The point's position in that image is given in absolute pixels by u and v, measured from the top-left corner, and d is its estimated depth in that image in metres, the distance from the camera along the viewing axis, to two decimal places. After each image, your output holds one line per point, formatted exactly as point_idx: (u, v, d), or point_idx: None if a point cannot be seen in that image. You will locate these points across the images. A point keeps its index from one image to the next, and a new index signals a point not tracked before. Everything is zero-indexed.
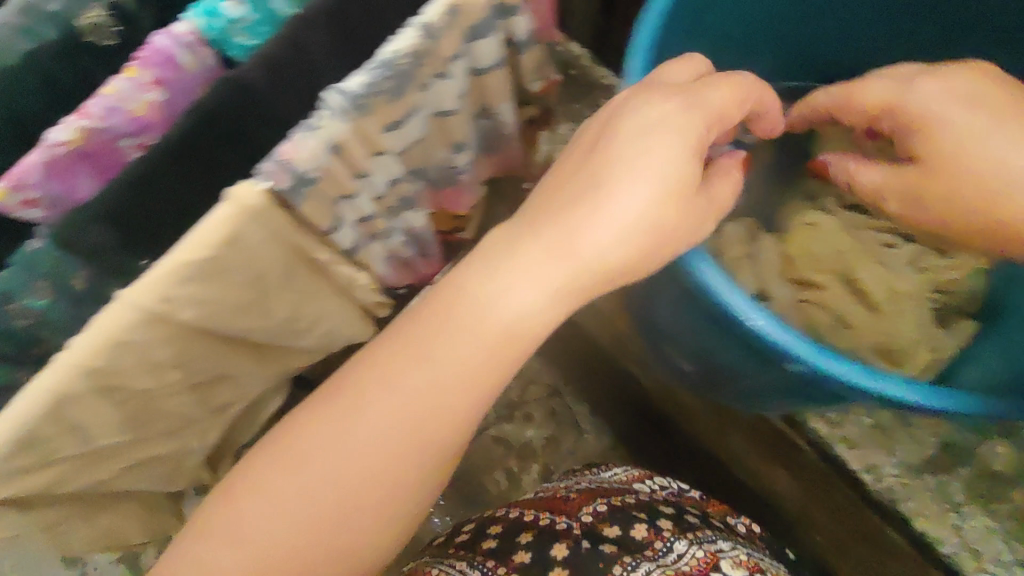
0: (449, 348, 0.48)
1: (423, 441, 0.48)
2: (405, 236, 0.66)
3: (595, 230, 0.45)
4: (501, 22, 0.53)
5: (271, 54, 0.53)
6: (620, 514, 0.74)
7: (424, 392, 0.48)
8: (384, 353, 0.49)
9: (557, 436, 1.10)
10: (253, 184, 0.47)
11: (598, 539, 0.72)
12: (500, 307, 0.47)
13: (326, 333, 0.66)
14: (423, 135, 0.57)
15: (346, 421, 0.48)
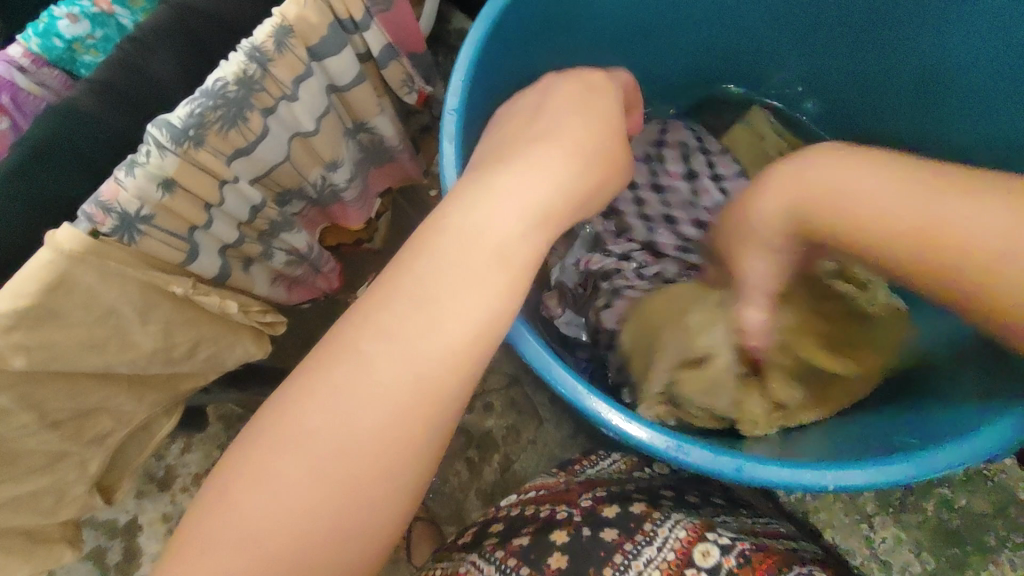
0: (364, 385, 0.37)
1: (370, 486, 0.36)
2: (289, 255, 0.65)
3: (460, 302, 0.39)
4: (348, 39, 0.52)
5: (111, 59, 0.50)
6: (618, 497, 0.64)
7: (357, 430, 0.36)
8: (300, 391, 0.37)
9: (518, 425, 1.00)
10: (74, 227, 0.45)
11: (597, 523, 0.61)
12: (426, 320, 0.38)
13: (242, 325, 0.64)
14: (286, 157, 0.56)
15: (264, 485, 0.35)
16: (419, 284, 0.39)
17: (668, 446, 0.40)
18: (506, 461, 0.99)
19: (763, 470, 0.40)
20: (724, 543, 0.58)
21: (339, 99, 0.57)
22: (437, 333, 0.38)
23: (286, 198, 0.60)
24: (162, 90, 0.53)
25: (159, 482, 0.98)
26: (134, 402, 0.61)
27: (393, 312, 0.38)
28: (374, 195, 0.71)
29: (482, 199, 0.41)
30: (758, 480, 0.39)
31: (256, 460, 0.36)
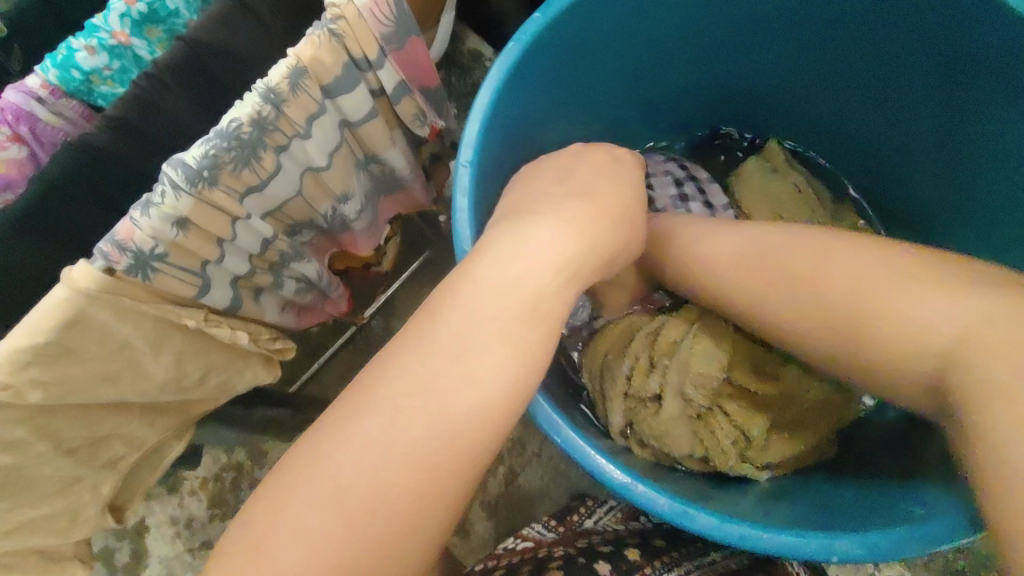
0: (397, 436, 0.34)
1: (394, 545, 0.34)
2: (299, 283, 0.66)
3: (489, 356, 0.37)
4: (362, 76, 0.52)
5: (131, 97, 0.50)
6: (615, 541, 0.67)
7: (388, 482, 0.34)
8: (330, 438, 0.35)
9: (523, 438, 0.99)
10: (89, 264, 0.46)
11: (593, 556, 0.63)
12: (453, 367, 0.36)
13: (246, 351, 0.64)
14: (297, 192, 0.56)
15: (294, 536, 0.33)
16: (449, 334, 0.37)
17: (675, 510, 0.44)
18: (510, 473, 0.99)
19: (772, 538, 0.43)
20: None
21: (352, 134, 0.58)
22: (469, 386, 0.36)
23: (296, 229, 0.61)
24: (176, 124, 0.54)
25: (167, 488, 0.99)
26: (146, 427, 0.62)
27: (425, 361, 0.36)
28: (384, 223, 0.71)
29: (500, 252, 0.40)
30: (768, 548, 0.43)
31: (284, 508, 0.33)
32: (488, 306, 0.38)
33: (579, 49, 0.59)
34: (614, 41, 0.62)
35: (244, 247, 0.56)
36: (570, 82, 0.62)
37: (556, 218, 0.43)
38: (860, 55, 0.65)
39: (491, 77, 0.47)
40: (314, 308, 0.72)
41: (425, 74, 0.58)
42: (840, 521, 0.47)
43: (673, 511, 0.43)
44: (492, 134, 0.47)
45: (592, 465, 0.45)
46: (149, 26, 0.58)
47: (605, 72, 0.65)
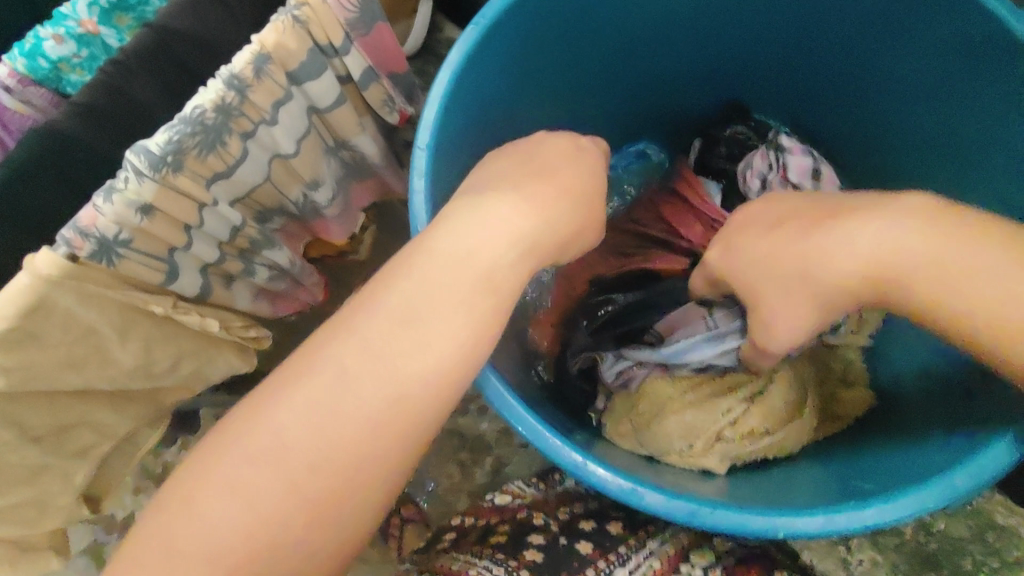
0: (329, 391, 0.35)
1: (340, 511, 0.35)
2: (271, 269, 0.66)
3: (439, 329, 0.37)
4: (328, 62, 0.52)
5: (96, 84, 0.50)
6: (595, 513, 0.66)
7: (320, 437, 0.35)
8: (280, 409, 0.35)
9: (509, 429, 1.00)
10: (53, 252, 0.45)
11: (574, 533, 0.62)
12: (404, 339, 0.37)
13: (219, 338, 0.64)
14: (266, 178, 0.56)
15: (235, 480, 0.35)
16: (399, 306, 0.37)
17: (623, 489, 0.37)
18: (498, 463, 0.99)
19: (721, 515, 0.36)
20: None
21: (321, 120, 0.58)
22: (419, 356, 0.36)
23: (266, 216, 0.61)
24: (143, 112, 0.53)
25: None
26: (116, 415, 0.62)
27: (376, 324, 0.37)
28: (357, 210, 0.72)
29: (451, 235, 0.40)
30: (719, 526, 0.36)
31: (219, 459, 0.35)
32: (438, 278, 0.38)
33: (573, 40, 0.54)
34: (613, 38, 0.56)
35: (213, 234, 0.56)
36: (564, 77, 0.57)
37: (511, 201, 0.43)
38: (812, 41, 0.57)
39: (450, 59, 0.44)
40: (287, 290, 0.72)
41: (391, 58, 0.58)
42: (797, 491, 0.44)
43: (621, 491, 0.37)
44: (451, 117, 0.45)
45: (537, 438, 0.39)
46: (118, 14, 0.57)
47: (600, 72, 0.59)
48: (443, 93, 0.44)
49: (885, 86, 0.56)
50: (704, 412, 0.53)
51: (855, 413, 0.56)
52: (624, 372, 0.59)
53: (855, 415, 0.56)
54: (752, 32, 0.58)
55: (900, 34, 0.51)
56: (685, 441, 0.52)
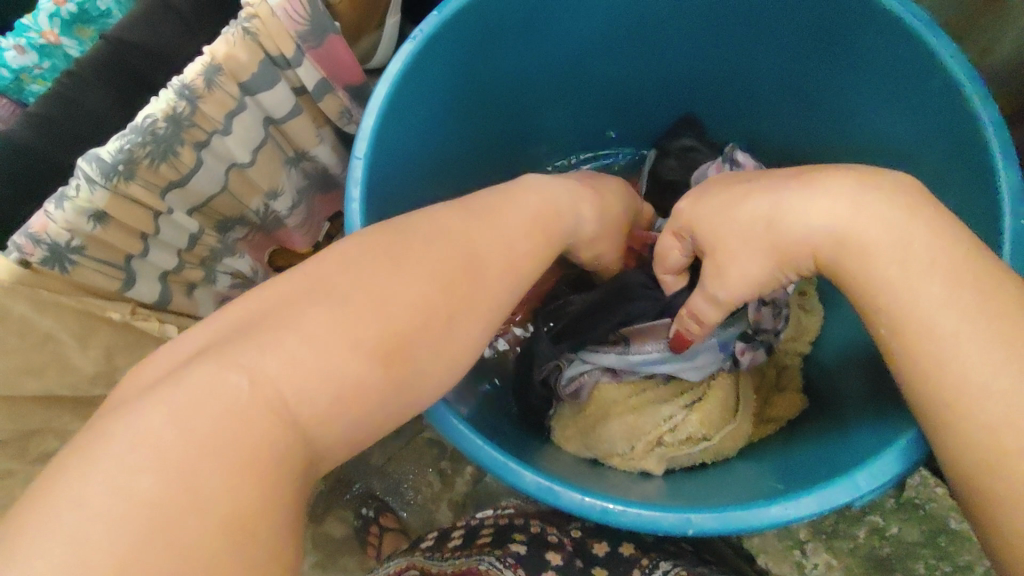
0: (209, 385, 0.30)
1: None
2: (235, 278, 0.67)
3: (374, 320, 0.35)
4: (281, 74, 0.54)
5: (53, 96, 0.52)
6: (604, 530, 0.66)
7: (188, 432, 0.28)
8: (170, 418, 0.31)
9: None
10: (6, 258, 0.47)
11: (585, 559, 0.62)
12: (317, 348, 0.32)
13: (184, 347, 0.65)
14: (222, 187, 0.57)
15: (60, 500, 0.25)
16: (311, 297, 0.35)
17: (542, 488, 0.38)
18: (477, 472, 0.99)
19: (633, 511, 0.37)
20: None
21: (278, 130, 0.59)
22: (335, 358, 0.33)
23: (228, 225, 0.62)
24: (102, 123, 0.55)
25: None
26: (80, 421, 0.63)
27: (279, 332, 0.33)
28: (321, 219, 0.73)
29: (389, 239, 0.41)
30: (631, 524, 0.37)
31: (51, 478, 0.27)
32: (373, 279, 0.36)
33: (516, 52, 0.57)
34: (558, 47, 0.59)
35: (171, 242, 0.57)
36: (510, 83, 0.60)
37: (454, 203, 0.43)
38: (755, 53, 0.59)
39: (388, 72, 0.47)
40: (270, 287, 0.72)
41: (345, 68, 0.59)
42: (723, 490, 0.45)
43: (539, 490, 0.38)
44: (389, 128, 0.49)
45: (467, 440, 0.39)
46: (79, 26, 0.59)
47: (549, 79, 0.63)
48: (379, 106, 0.47)
49: (821, 99, 0.59)
50: (645, 418, 0.55)
51: (787, 416, 0.58)
52: (577, 378, 0.59)
53: (787, 418, 0.57)
54: (698, 45, 0.60)
55: (834, 49, 0.53)
56: (627, 444, 0.54)
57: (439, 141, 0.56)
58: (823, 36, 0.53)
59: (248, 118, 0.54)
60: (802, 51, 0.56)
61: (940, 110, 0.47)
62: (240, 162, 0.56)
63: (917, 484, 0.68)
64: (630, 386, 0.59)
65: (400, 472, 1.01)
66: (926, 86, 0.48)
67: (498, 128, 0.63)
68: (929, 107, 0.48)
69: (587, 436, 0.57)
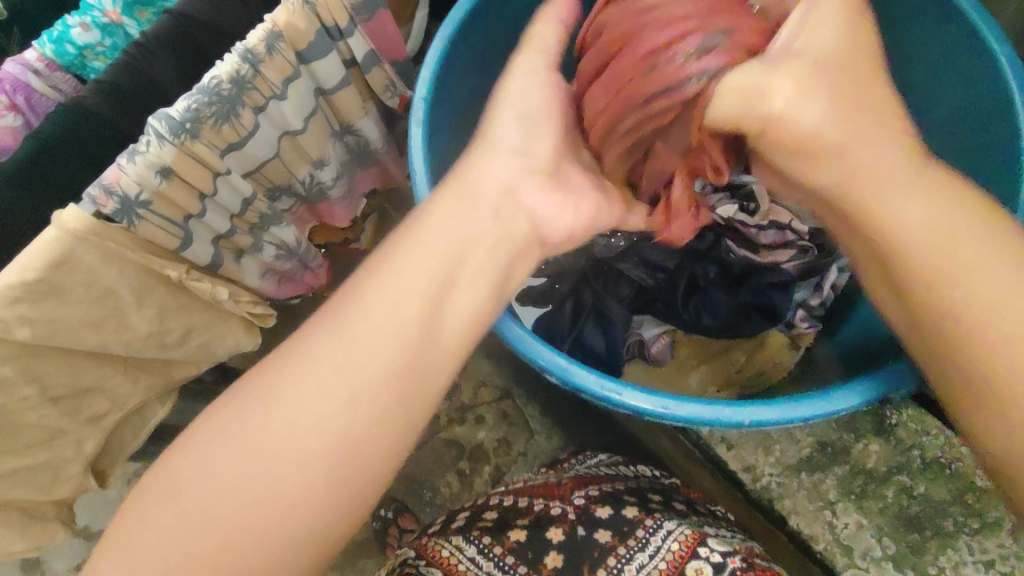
0: (289, 399, 0.39)
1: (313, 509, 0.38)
2: (279, 248, 0.70)
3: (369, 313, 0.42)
4: (334, 45, 0.57)
5: (122, 66, 0.55)
6: (610, 496, 0.69)
7: (257, 450, 0.38)
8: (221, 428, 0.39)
9: (509, 438, 1.01)
10: (79, 207, 0.49)
11: (591, 522, 0.66)
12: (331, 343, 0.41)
13: (256, 311, 0.70)
14: (275, 154, 0.60)
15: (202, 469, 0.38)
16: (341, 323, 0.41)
17: (603, 389, 0.41)
18: (497, 472, 1.01)
19: (689, 407, 0.40)
20: (716, 559, 0.60)
21: (327, 102, 0.63)
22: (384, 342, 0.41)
23: (276, 194, 0.65)
24: (162, 90, 0.58)
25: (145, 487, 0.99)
26: (129, 385, 0.65)
27: (322, 336, 0.41)
28: (360, 197, 0.76)
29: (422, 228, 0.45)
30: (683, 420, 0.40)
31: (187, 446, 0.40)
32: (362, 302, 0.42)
33: None
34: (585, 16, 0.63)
35: (229, 207, 0.60)
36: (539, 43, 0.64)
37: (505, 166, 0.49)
38: None
39: (446, 25, 0.52)
40: (302, 253, 0.74)
41: (389, 37, 0.62)
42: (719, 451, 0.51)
43: (603, 390, 0.41)
44: (444, 74, 0.53)
45: (527, 348, 0.43)
46: (139, 8, 0.62)
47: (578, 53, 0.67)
48: (438, 54, 0.51)
49: None
50: (715, 367, 0.64)
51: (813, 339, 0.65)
52: (657, 342, 0.64)
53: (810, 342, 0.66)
54: None
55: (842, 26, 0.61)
56: (699, 389, 0.64)
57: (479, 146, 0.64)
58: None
59: (304, 86, 0.58)
60: None
61: None
62: (295, 130, 0.60)
63: (942, 445, 0.70)
64: (701, 346, 0.65)
65: (422, 463, 1.02)
66: None
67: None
68: None
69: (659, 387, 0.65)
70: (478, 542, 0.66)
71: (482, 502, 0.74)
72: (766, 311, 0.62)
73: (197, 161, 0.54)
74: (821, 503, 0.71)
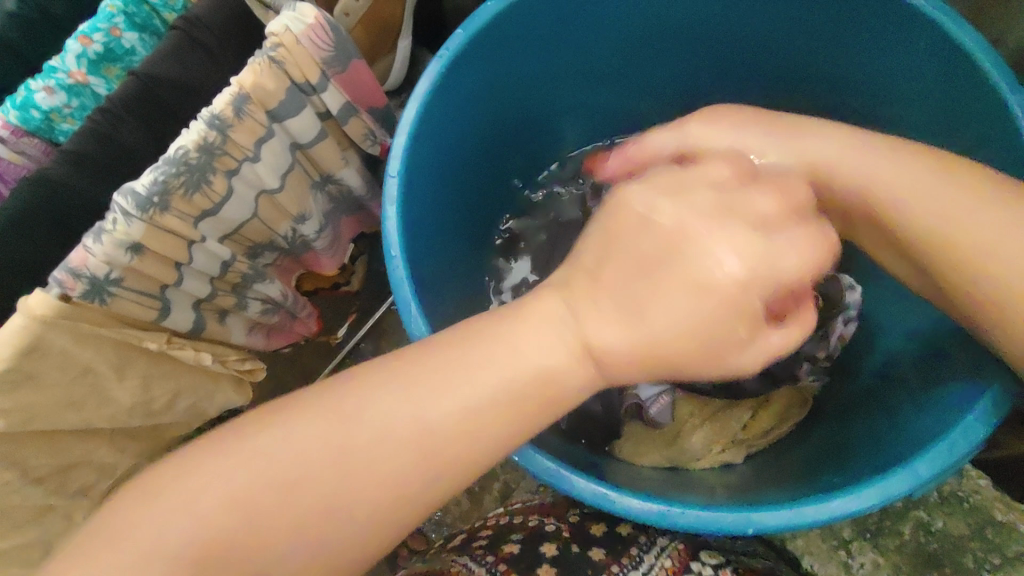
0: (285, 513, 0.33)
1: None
2: (264, 302, 0.68)
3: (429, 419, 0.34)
4: (307, 100, 0.55)
5: (87, 134, 0.53)
6: (602, 517, 0.68)
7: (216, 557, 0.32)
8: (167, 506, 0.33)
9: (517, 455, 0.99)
10: (47, 293, 0.47)
11: (587, 540, 0.64)
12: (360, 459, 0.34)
13: (244, 360, 0.68)
14: (252, 214, 0.58)
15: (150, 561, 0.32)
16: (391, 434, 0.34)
17: (597, 494, 0.40)
18: (506, 489, 0.98)
19: (691, 513, 0.39)
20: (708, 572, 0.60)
21: (304, 156, 0.60)
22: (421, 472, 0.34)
23: (257, 251, 0.63)
24: (130, 155, 0.56)
25: None
26: (117, 453, 0.63)
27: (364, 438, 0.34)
28: (346, 242, 0.74)
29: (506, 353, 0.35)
30: (686, 524, 0.39)
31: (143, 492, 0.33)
32: (457, 386, 0.34)
33: (533, 63, 0.58)
34: (571, 55, 0.60)
35: (209, 270, 0.58)
36: (529, 91, 0.61)
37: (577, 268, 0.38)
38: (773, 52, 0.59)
39: (417, 92, 0.48)
40: (292, 305, 0.71)
41: (363, 86, 0.60)
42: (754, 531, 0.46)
43: (596, 497, 0.40)
44: (420, 141, 0.49)
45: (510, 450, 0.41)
46: (106, 65, 0.60)
47: (565, 84, 0.63)
48: (411, 124, 0.48)
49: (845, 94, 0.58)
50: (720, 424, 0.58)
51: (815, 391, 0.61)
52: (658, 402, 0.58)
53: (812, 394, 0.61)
54: (707, 48, 0.61)
55: (832, 69, 0.57)
56: (702, 449, 0.57)
57: (473, 218, 0.64)
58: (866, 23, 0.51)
59: (279, 145, 0.56)
60: (819, 48, 0.56)
61: (982, 94, 0.46)
62: (272, 189, 0.58)
63: (959, 479, 0.67)
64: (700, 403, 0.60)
65: None
66: (954, 65, 0.47)
67: (522, 129, 0.64)
68: (961, 92, 0.48)
69: (663, 450, 0.58)
70: (474, 557, 0.62)
71: (477, 526, 0.72)
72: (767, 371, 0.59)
73: (171, 232, 0.52)
74: (836, 542, 0.69)
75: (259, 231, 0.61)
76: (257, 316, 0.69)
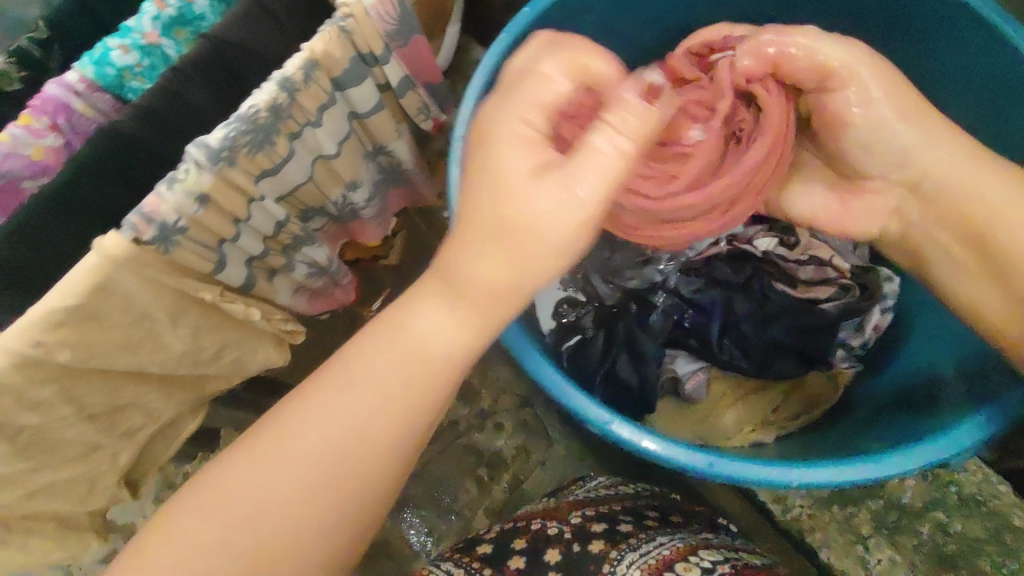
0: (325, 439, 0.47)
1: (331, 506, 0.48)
2: (310, 266, 0.70)
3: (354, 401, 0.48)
4: (369, 71, 0.57)
5: (160, 91, 0.56)
6: (605, 515, 0.69)
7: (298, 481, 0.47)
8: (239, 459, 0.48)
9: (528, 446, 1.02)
10: (119, 234, 0.49)
11: (586, 538, 0.65)
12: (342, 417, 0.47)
13: (287, 320, 0.71)
14: (309, 178, 0.61)
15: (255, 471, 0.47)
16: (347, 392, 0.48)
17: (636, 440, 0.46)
18: (516, 480, 1.01)
19: (735, 465, 0.46)
20: (705, 563, 0.60)
21: (361, 125, 0.63)
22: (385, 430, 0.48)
23: (308, 215, 0.66)
24: (197, 113, 0.58)
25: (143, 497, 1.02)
26: (164, 400, 0.66)
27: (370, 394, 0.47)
28: (390, 215, 0.77)
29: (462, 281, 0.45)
30: (727, 475, 0.45)
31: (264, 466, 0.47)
32: (425, 322, 0.47)
33: None
34: None
35: (264, 229, 0.61)
36: None
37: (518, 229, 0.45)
38: None
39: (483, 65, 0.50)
40: (335, 271, 0.74)
41: (423, 61, 0.62)
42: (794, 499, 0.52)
43: (632, 437, 0.46)
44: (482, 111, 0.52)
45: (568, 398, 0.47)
46: (177, 28, 0.63)
47: None
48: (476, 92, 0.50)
49: None
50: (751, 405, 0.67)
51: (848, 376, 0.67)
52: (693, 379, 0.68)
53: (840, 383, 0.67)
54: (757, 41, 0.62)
55: None
56: (733, 428, 0.67)
57: None
58: (897, 34, 0.63)
59: (339, 111, 0.58)
60: None
61: None
62: (329, 154, 0.60)
63: (981, 482, 0.68)
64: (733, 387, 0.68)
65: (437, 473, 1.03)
66: None
67: None
68: None
69: (693, 426, 0.69)
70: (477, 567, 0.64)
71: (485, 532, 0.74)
72: (803, 354, 0.65)
73: (234, 187, 0.54)
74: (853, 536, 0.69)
75: (314, 195, 0.63)
76: (302, 280, 0.71)
